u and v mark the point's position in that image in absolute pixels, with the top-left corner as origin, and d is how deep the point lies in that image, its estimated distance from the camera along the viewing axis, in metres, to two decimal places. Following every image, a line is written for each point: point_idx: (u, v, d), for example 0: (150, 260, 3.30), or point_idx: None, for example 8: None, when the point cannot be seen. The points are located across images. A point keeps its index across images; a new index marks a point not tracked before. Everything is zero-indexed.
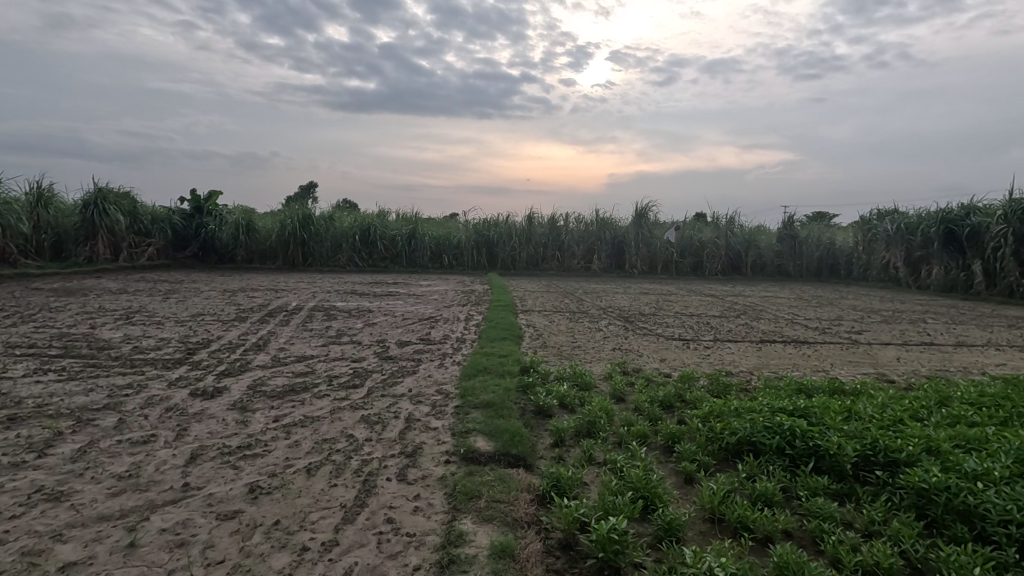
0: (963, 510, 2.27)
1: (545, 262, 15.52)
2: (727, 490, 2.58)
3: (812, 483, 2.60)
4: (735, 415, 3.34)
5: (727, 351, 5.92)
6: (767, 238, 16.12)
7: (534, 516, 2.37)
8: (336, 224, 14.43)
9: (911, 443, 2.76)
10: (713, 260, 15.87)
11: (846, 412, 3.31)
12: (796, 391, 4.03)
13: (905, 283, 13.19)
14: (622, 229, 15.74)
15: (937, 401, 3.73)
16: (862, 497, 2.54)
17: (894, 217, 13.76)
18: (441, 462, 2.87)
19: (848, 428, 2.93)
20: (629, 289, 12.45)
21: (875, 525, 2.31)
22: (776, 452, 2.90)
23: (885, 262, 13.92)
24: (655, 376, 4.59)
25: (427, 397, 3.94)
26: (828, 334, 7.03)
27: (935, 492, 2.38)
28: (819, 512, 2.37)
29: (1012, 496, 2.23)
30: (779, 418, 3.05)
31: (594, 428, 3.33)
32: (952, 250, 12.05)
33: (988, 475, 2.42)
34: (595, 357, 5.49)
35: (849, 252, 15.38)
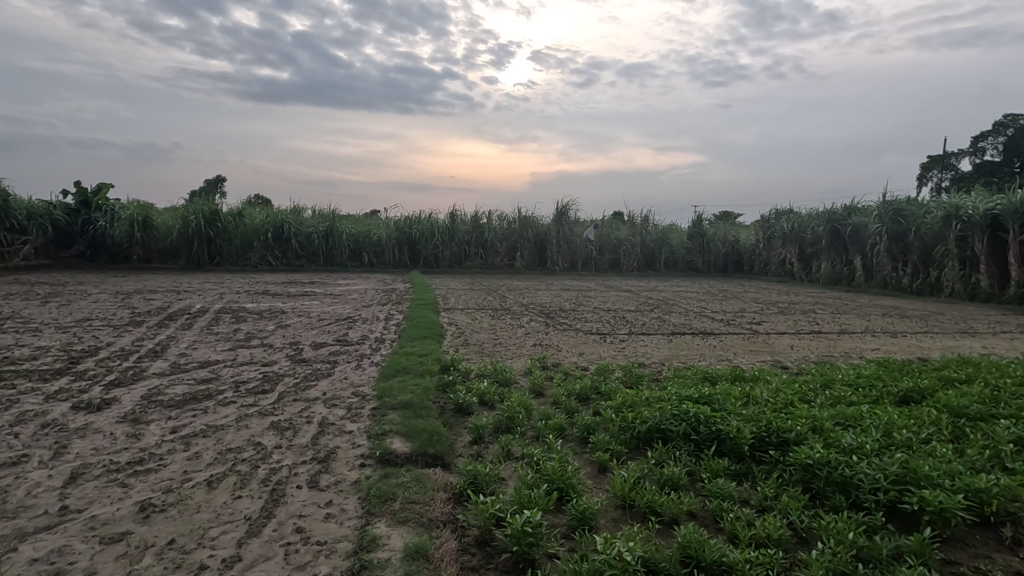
0: (841, 482, 2.50)
1: (469, 260, 15.50)
2: (637, 476, 2.69)
3: (713, 465, 2.77)
4: (645, 405, 3.50)
5: (641, 344, 6.21)
6: (679, 236, 17.03)
7: (449, 515, 2.35)
8: (246, 221, 13.60)
9: (799, 424, 3.02)
10: (630, 257, 16.56)
11: (745, 397, 3.57)
12: (701, 379, 4.30)
13: (799, 277, 14.40)
14: (544, 226, 16.00)
15: (822, 383, 4.12)
16: (757, 475, 2.72)
17: (789, 217, 14.97)
18: (355, 466, 2.78)
19: (746, 413, 3.16)
20: (550, 285, 12.71)
21: (768, 500, 2.49)
22: (682, 437, 3.07)
23: (781, 258, 15.12)
24: (574, 370, 4.73)
25: (342, 399, 3.82)
26: (731, 325, 7.54)
27: (818, 467, 2.61)
28: (719, 491, 2.54)
29: (880, 467, 2.50)
30: (685, 405, 3.24)
31: (513, 424, 3.37)
32: (837, 247, 13.29)
33: (861, 450, 2.70)
34: (516, 353, 5.55)
35: (751, 249, 16.58)
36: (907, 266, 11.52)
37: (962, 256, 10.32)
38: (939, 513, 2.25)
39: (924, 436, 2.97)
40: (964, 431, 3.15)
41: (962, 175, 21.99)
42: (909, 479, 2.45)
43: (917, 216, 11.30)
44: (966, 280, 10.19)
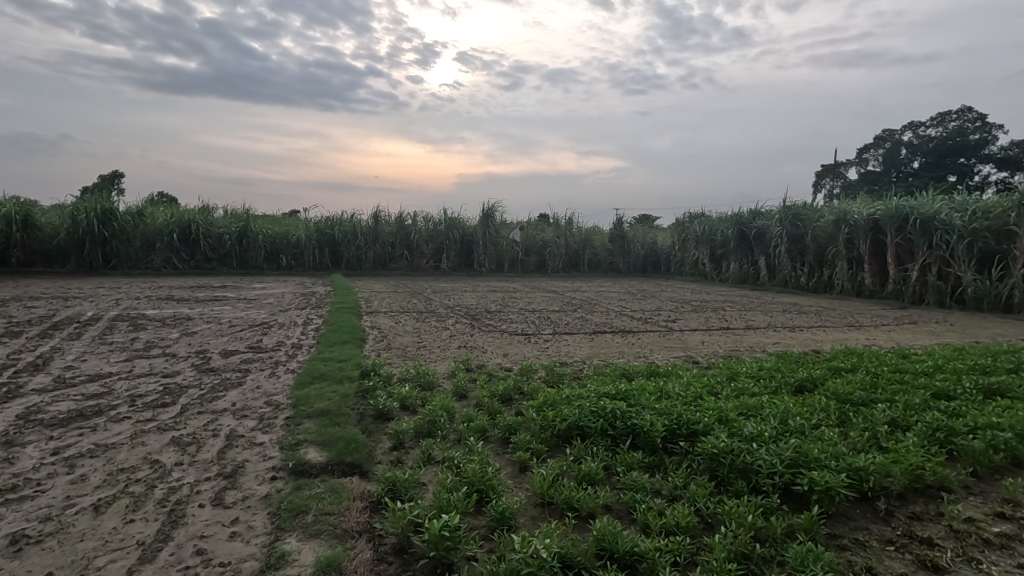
0: (742, 468, 2.68)
1: (393, 261, 15.20)
2: (556, 474, 2.75)
3: (628, 459, 2.88)
4: (566, 403, 3.58)
5: (564, 343, 6.36)
6: (601, 238, 17.60)
7: (366, 524, 2.29)
8: (148, 220, 12.57)
9: (707, 416, 3.20)
10: (555, 258, 16.92)
11: (658, 392, 3.74)
12: (619, 375, 4.47)
13: (710, 277, 15.32)
14: (470, 227, 15.98)
15: (728, 375, 4.40)
16: (668, 466, 2.85)
17: (701, 220, 15.87)
18: (266, 480, 2.64)
19: (660, 407, 3.31)
20: (477, 287, 12.72)
21: (678, 489, 2.61)
22: (600, 433, 3.18)
23: (695, 259, 16.01)
24: (497, 371, 4.75)
25: (253, 410, 3.61)
26: (649, 323, 7.90)
27: (723, 455, 2.77)
28: (633, 483, 2.64)
29: (776, 453, 2.70)
30: (603, 402, 3.35)
31: (434, 428, 3.34)
32: (743, 248, 14.26)
33: (760, 438, 2.91)
34: (440, 356, 5.49)
35: (667, 250, 17.43)
36: (804, 266, 12.55)
37: (849, 257, 11.38)
38: (825, 492, 2.46)
39: (815, 422, 3.24)
40: (847, 415, 3.47)
41: (850, 183, 24.27)
42: (801, 462, 2.66)
43: (812, 220, 12.34)
44: (853, 278, 11.25)
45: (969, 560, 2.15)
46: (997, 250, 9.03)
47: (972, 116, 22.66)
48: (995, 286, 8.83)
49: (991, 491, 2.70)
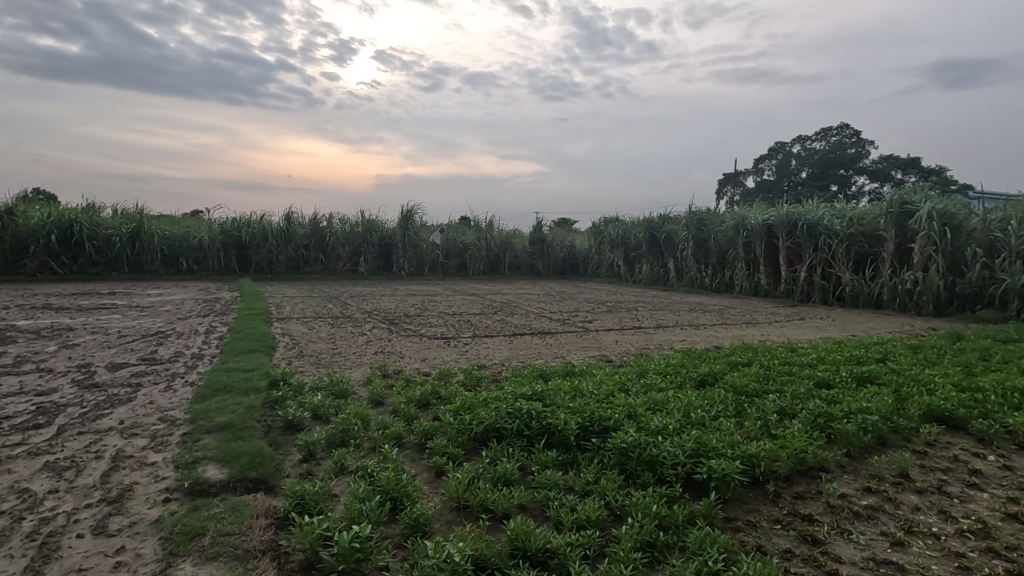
0: (649, 461, 2.81)
1: (307, 265, 14.60)
2: (471, 477, 2.76)
3: (542, 458, 2.95)
4: (483, 405, 3.60)
5: (484, 346, 6.39)
6: (521, 241, 17.86)
7: (270, 543, 2.18)
8: (20, 220, 11.13)
9: (616, 412, 3.33)
10: (475, 261, 16.97)
11: (573, 391, 3.85)
12: (536, 376, 4.56)
13: (624, 278, 15.98)
14: (388, 230, 15.65)
15: (639, 373, 4.62)
16: (580, 463, 2.94)
17: (615, 224, 16.52)
18: (158, 503, 2.45)
19: (573, 406, 3.41)
20: (397, 290, 12.48)
21: (590, 485, 2.70)
22: (516, 434, 3.22)
23: (610, 261, 16.66)
24: (415, 376, 4.69)
25: (144, 427, 3.33)
26: (566, 324, 8.12)
27: (631, 449, 2.90)
28: (547, 481, 2.70)
29: (679, 444, 2.87)
30: (519, 403, 3.40)
31: (347, 437, 3.24)
32: (654, 251, 15.02)
33: (665, 431, 3.07)
34: (355, 363, 5.33)
35: (585, 253, 18.01)
36: (708, 268, 13.41)
37: (747, 259, 12.30)
38: (722, 478, 2.64)
39: (714, 413, 3.48)
40: (743, 405, 3.75)
41: (749, 190, 26.25)
42: (701, 452, 2.84)
43: (714, 225, 13.22)
44: (751, 279, 12.16)
45: (841, 532, 2.40)
46: (870, 252, 10.10)
47: (849, 132, 25.28)
48: (868, 285, 9.86)
49: (862, 468, 3.02)
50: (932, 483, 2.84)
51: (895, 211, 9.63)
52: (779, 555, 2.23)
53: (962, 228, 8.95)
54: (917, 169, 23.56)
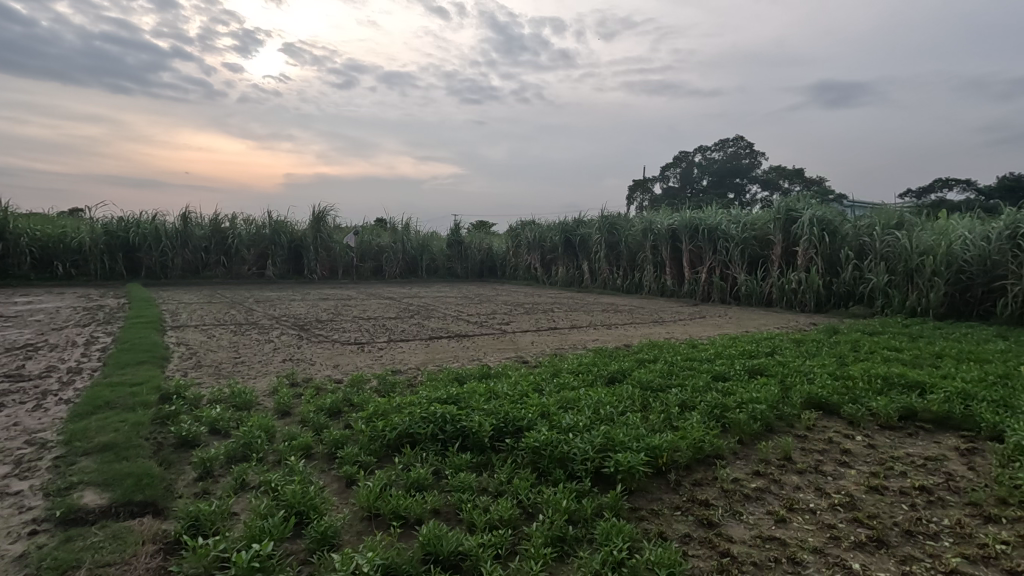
0: (561, 457, 2.89)
1: (207, 269, 13.63)
2: (383, 484, 2.70)
3: (456, 461, 2.94)
4: (396, 411, 3.53)
5: (399, 350, 6.28)
6: (438, 243, 17.75)
7: (158, 570, 2.02)
8: None
9: (530, 412, 3.40)
10: (391, 264, 16.64)
11: (488, 393, 3.88)
12: (452, 379, 4.54)
13: (541, 279, 16.32)
14: (299, 232, 14.96)
15: (552, 372, 4.74)
16: (494, 463, 2.97)
17: (531, 227, 16.82)
18: (22, 536, 2.19)
19: (487, 407, 3.44)
20: (308, 295, 11.96)
21: (504, 484, 2.73)
22: (430, 438, 3.20)
23: (527, 263, 16.96)
24: (326, 384, 4.51)
25: (6, 453, 2.96)
26: (483, 326, 8.17)
27: (543, 448, 2.96)
28: (461, 484, 2.70)
29: (588, 440, 2.97)
30: (434, 407, 3.38)
31: (250, 450, 3.06)
32: (569, 253, 15.47)
33: (576, 428, 3.18)
34: (260, 372, 5.05)
35: (502, 256, 18.19)
36: (619, 269, 14.01)
37: (655, 262, 12.99)
38: (628, 471, 2.77)
39: (621, 409, 3.64)
40: (648, 400, 3.96)
41: (656, 197, 27.74)
42: (608, 446, 2.96)
43: (625, 229, 13.84)
44: (658, 280, 12.84)
45: (734, 513, 2.59)
46: (761, 255, 11.01)
47: (743, 144, 27.44)
48: (760, 285, 10.73)
49: (752, 453, 3.28)
50: (811, 463, 3.14)
51: (782, 217, 10.56)
52: (678, 539, 2.38)
53: (837, 233, 9.98)
54: (800, 179, 26.04)
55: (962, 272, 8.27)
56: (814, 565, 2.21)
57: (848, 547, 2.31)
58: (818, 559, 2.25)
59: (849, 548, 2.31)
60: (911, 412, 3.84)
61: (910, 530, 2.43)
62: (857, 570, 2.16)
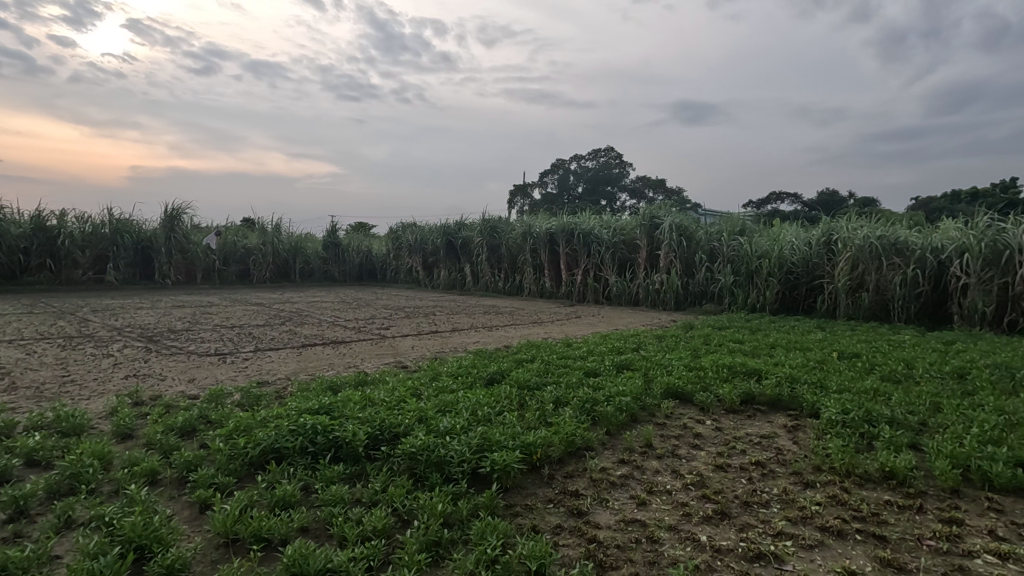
0: (437, 461, 2.87)
1: (28, 273, 11.65)
2: (243, 506, 2.49)
3: (327, 474, 2.80)
4: (261, 425, 3.28)
5: (267, 360, 5.83)
6: (313, 246, 16.87)
7: None
8: None
9: (407, 418, 3.33)
10: (260, 268, 15.46)
11: (364, 400, 3.75)
12: (325, 389, 4.31)
13: (423, 283, 16.13)
14: (148, 232, 13.33)
15: (431, 377, 4.69)
16: (369, 473, 2.87)
17: (412, 229, 16.58)
18: None
19: (362, 415, 3.31)
20: (159, 302, 10.70)
21: (379, 493, 2.65)
22: (299, 452, 3.01)
23: (408, 266, 16.67)
24: (178, 401, 4.05)
25: None
26: (361, 332, 7.88)
27: (420, 453, 2.92)
28: (332, 497, 2.57)
29: (465, 442, 2.99)
30: (303, 419, 3.19)
31: (79, 481, 2.66)
32: (451, 256, 15.47)
33: (453, 431, 3.18)
34: (95, 391, 4.41)
35: (382, 259, 17.71)
36: (500, 272, 14.28)
37: (534, 264, 13.43)
38: (503, 469, 2.82)
39: (498, 409, 3.71)
40: (525, 399, 4.07)
41: (535, 202, 28.73)
42: (485, 446, 3.00)
43: (505, 232, 14.14)
44: (537, 282, 13.29)
45: (601, 501, 2.76)
46: (629, 258, 11.86)
47: (613, 155, 29.40)
48: (629, 285, 11.53)
49: (618, 443, 3.52)
50: (668, 448, 3.44)
51: (647, 222, 11.45)
52: (550, 531, 2.48)
53: (692, 238, 11.05)
54: (662, 190, 28.50)
55: (791, 273, 9.57)
56: (669, 541, 2.41)
57: (697, 522, 2.56)
58: (672, 535, 2.46)
59: (698, 523, 2.57)
60: (751, 396, 4.36)
61: (747, 501, 2.75)
62: (704, 542, 2.40)
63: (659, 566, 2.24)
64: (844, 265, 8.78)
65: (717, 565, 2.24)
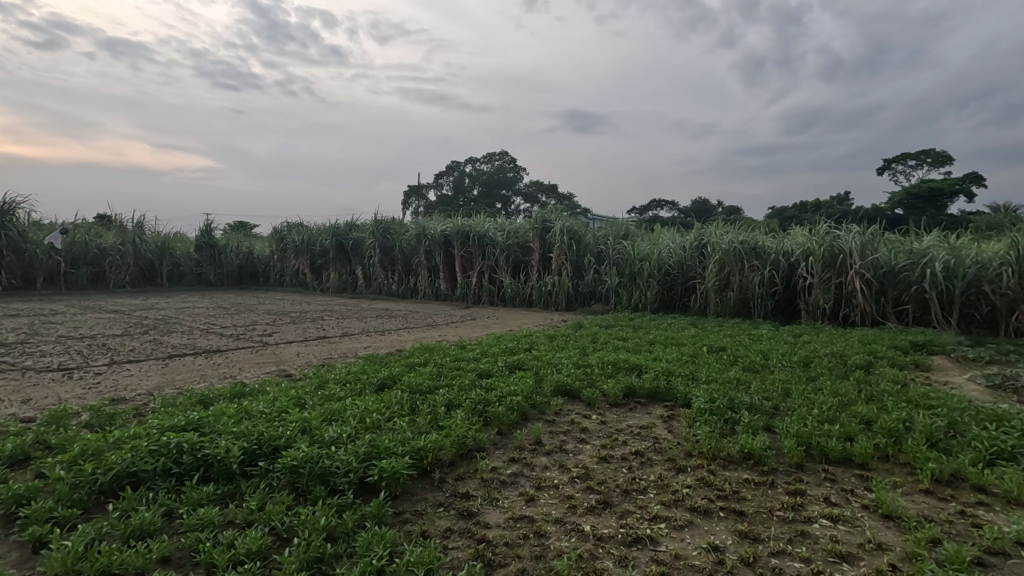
0: (321, 473, 2.73)
1: None
2: (89, 540, 2.20)
3: (193, 496, 2.55)
4: (114, 447, 2.92)
5: (125, 374, 5.21)
6: (183, 246, 15.40)
7: None
8: None
9: (289, 429, 3.14)
10: (118, 271, 13.80)
11: (239, 414, 3.47)
12: (194, 403, 3.93)
13: (311, 285, 15.32)
14: None
15: (318, 385, 4.46)
16: (244, 492, 2.66)
17: (299, 230, 15.71)
18: None
19: (237, 429, 3.07)
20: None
21: (254, 513, 2.47)
22: (160, 474, 2.72)
23: (294, 269, 15.74)
24: (7, 425, 3.48)
25: None
26: (240, 339, 7.30)
27: (302, 466, 2.76)
28: (200, 521, 2.35)
29: (352, 451, 2.87)
30: (166, 437, 2.88)
31: None
32: (342, 258, 14.87)
33: (339, 441, 3.04)
34: None
35: (265, 260, 16.56)
36: (394, 274, 13.96)
37: (428, 267, 13.29)
38: (392, 476, 2.76)
39: (389, 415, 3.62)
40: (417, 403, 4.00)
41: (430, 203, 28.45)
42: (373, 454, 2.91)
43: (399, 233, 13.86)
44: (432, 285, 13.15)
45: (492, 501, 2.79)
46: (522, 260, 12.13)
47: (508, 159, 30.01)
48: (523, 287, 11.79)
49: (509, 442, 3.58)
50: (557, 444, 3.57)
51: (539, 226, 11.81)
52: (440, 535, 2.46)
53: (581, 242, 11.56)
54: (554, 195, 29.55)
55: (669, 274, 10.34)
56: (555, 534, 2.49)
57: (582, 513, 2.68)
58: (558, 528, 2.55)
59: (582, 514, 2.68)
60: (632, 390, 4.65)
61: (627, 489, 2.92)
62: (588, 531, 2.51)
63: (546, 559, 2.31)
64: (713, 267, 9.65)
65: (599, 552, 2.35)
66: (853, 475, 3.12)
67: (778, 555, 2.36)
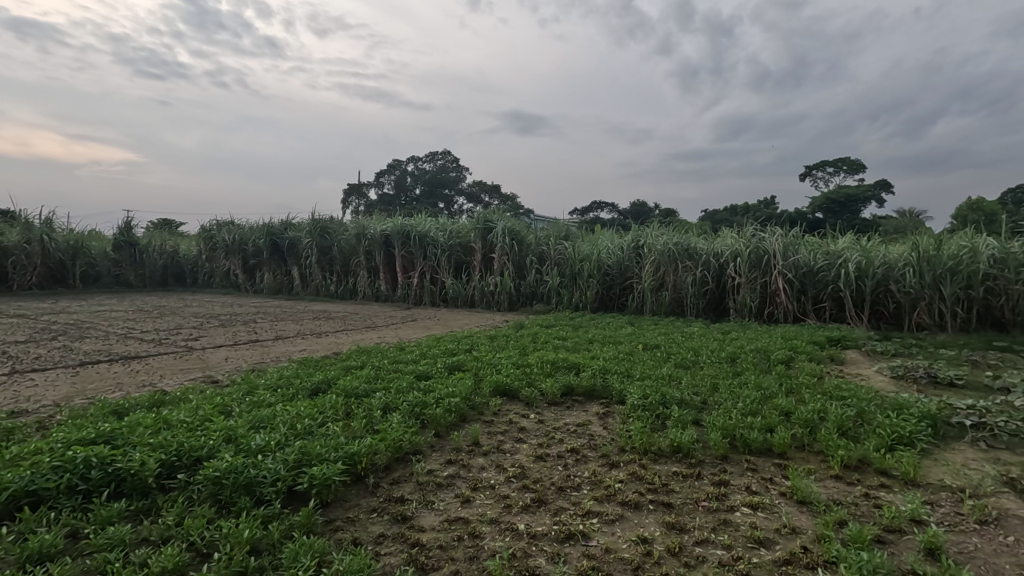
0: (246, 484, 2.61)
1: None
2: None
3: (102, 514, 2.37)
4: (11, 465, 2.68)
5: (28, 384, 4.78)
6: (99, 246, 14.32)
7: None
8: None
9: (212, 438, 2.98)
10: (22, 272, 12.65)
11: (158, 424, 3.26)
12: (107, 414, 3.66)
13: (243, 287, 14.62)
14: None
15: (246, 391, 4.25)
16: (160, 507, 2.50)
17: (230, 228, 14.95)
18: None
19: (154, 441, 2.88)
20: None
21: (171, 528, 2.33)
22: (65, 492, 2.52)
23: (224, 270, 14.97)
24: None
25: None
26: (162, 344, 6.87)
27: (225, 477, 2.63)
28: (108, 540, 2.20)
29: (280, 459, 2.77)
30: (72, 452, 2.67)
31: None
32: (277, 259, 14.29)
33: (266, 449, 2.92)
34: None
35: (192, 260, 15.64)
36: (332, 275, 13.55)
37: (368, 267, 12.99)
38: (323, 483, 2.68)
39: (321, 420, 3.51)
40: (352, 407, 3.90)
41: (371, 202, 27.82)
42: (303, 461, 2.82)
43: (337, 233, 13.47)
44: (372, 285, 12.86)
45: (427, 503, 2.76)
46: (465, 261, 12.08)
47: (451, 159, 29.84)
48: (465, 288, 11.73)
49: (446, 444, 3.55)
50: (494, 444, 3.58)
51: (481, 226, 11.80)
52: (372, 541, 2.41)
53: (523, 242, 11.65)
54: (497, 195, 29.62)
55: (607, 275, 10.59)
56: (489, 534, 2.50)
57: (517, 512, 2.70)
58: (493, 528, 2.56)
59: (517, 512, 2.70)
60: (570, 389, 4.72)
61: (562, 487, 2.97)
62: (521, 530, 2.53)
63: (479, 560, 2.31)
64: (650, 267, 9.97)
65: (532, 550, 2.38)
66: (772, 464, 3.31)
67: (702, 544, 2.47)
